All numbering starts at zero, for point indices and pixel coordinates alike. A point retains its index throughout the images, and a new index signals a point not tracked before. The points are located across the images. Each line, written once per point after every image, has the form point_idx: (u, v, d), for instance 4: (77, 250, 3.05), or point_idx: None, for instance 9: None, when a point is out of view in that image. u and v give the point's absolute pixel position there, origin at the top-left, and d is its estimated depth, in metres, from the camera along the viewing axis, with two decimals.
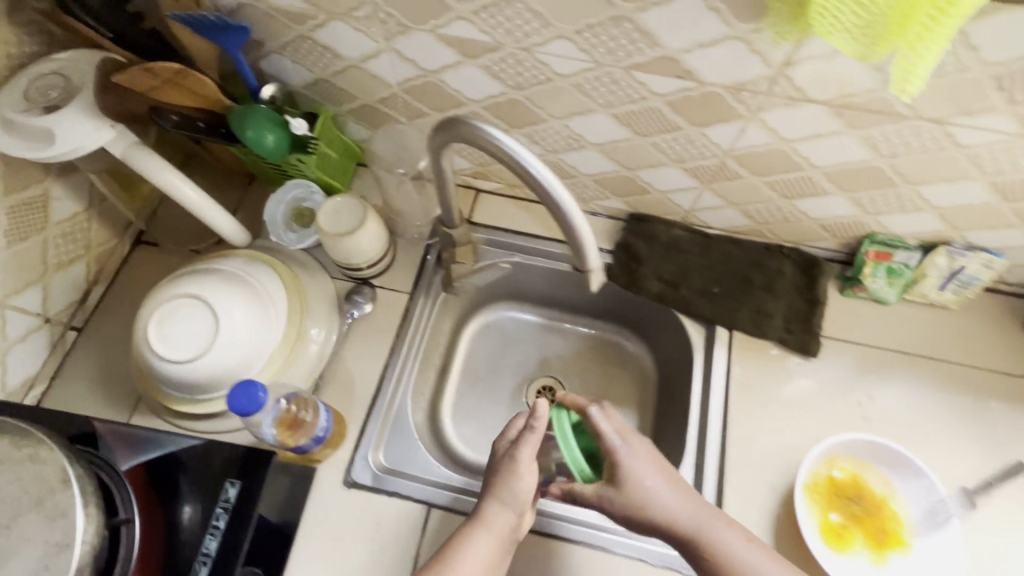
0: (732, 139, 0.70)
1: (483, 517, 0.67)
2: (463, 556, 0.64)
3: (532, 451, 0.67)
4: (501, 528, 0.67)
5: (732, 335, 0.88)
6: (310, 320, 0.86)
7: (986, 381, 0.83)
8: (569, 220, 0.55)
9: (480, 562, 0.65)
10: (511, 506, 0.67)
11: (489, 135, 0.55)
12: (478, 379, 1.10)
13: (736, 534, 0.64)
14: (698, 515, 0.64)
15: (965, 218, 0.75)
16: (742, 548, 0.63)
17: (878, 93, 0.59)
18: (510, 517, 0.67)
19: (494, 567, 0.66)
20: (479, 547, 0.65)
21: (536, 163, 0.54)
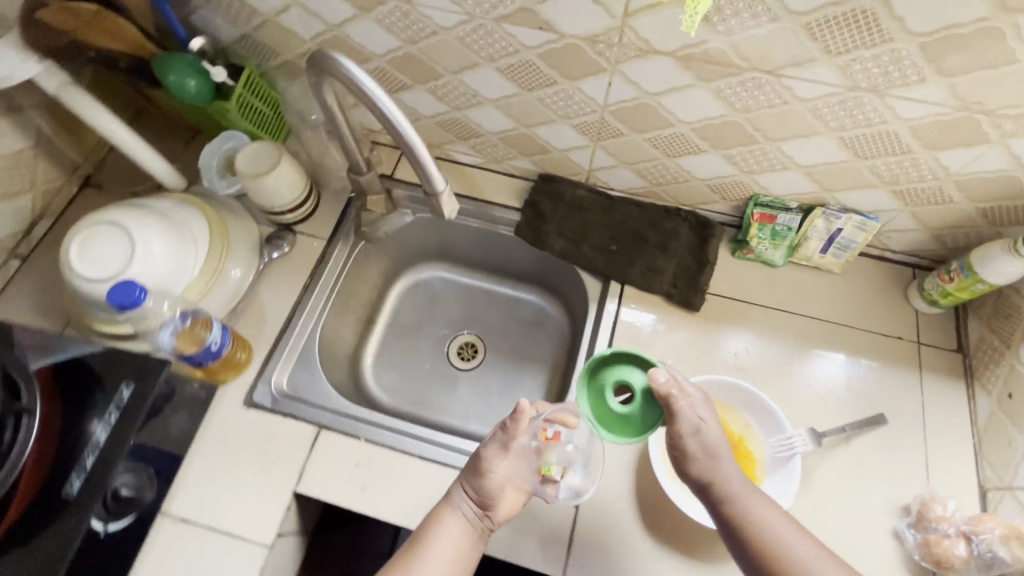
0: (604, 93, 0.76)
1: (452, 503, 0.72)
2: (432, 538, 0.69)
3: (502, 448, 0.70)
4: (468, 514, 0.71)
5: (624, 289, 0.94)
6: (230, 258, 0.90)
7: (854, 339, 0.89)
8: (410, 141, 0.62)
9: (447, 543, 0.69)
10: (477, 495, 0.71)
11: (344, 67, 0.63)
12: (403, 333, 1.15)
13: (771, 508, 0.64)
14: (738, 484, 0.65)
15: (830, 178, 0.79)
16: (779, 524, 0.63)
17: (713, 44, 0.65)
18: (477, 504, 0.71)
19: (463, 550, 0.69)
20: (447, 531, 0.69)
21: (380, 93, 0.62)
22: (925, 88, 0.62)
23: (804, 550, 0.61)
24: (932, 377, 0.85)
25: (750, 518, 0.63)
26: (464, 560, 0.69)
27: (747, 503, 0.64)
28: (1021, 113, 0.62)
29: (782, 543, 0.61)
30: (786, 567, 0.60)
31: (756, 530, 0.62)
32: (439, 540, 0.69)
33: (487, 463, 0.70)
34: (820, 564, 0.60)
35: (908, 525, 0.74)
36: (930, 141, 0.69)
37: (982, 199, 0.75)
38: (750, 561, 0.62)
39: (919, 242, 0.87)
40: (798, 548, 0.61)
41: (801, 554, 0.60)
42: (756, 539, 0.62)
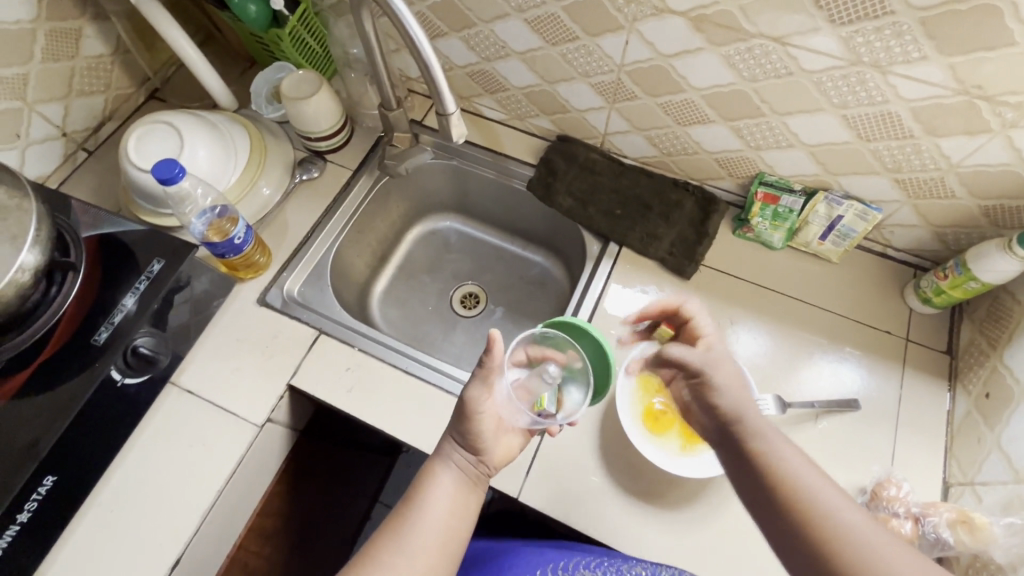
0: (621, 52, 0.81)
1: (444, 455, 0.71)
2: (426, 490, 0.67)
3: (486, 389, 0.70)
4: (459, 464, 0.70)
5: (621, 251, 0.97)
6: (264, 177, 0.99)
7: (842, 328, 0.89)
8: (424, 58, 0.68)
9: (443, 493, 0.67)
10: (466, 441, 0.70)
11: None
12: (413, 275, 1.22)
13: (796, 453, 0.55)
14: (759, 421, 0.58)
15: (834, 160, 0.81)
16: (802, 471, 0.54)
17: (723, 6, 0.68)
18: (469, 453, 0.71)
19: (460, 499, 0.68)
20: (440, 483, 0.68)
21: (406, 12, 0.68)
22: (926, 67, 0.64)
23: (833, 501, 0.51)
24: (915, 374, 0.85)
25: (775, 461, 0.55)
26: (462, 508, 0.67)
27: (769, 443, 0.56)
28: (1020, 101, 0.63)
29: (811, 489, 0.52)
30: (814, 519, 0.51)
31: (781, 477, 0.54)
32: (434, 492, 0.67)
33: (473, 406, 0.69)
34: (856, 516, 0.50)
35: (862, 504, 0.75)
36: (932, 125, 0.70)
37: (984, 195, 0.76)
38: (775, 514, 0.53)
39: (921, 240, 0.87)
40: (826, 499, 0.51)
41: (830, 505, 0.51)
42: (782, 486, 0.53)
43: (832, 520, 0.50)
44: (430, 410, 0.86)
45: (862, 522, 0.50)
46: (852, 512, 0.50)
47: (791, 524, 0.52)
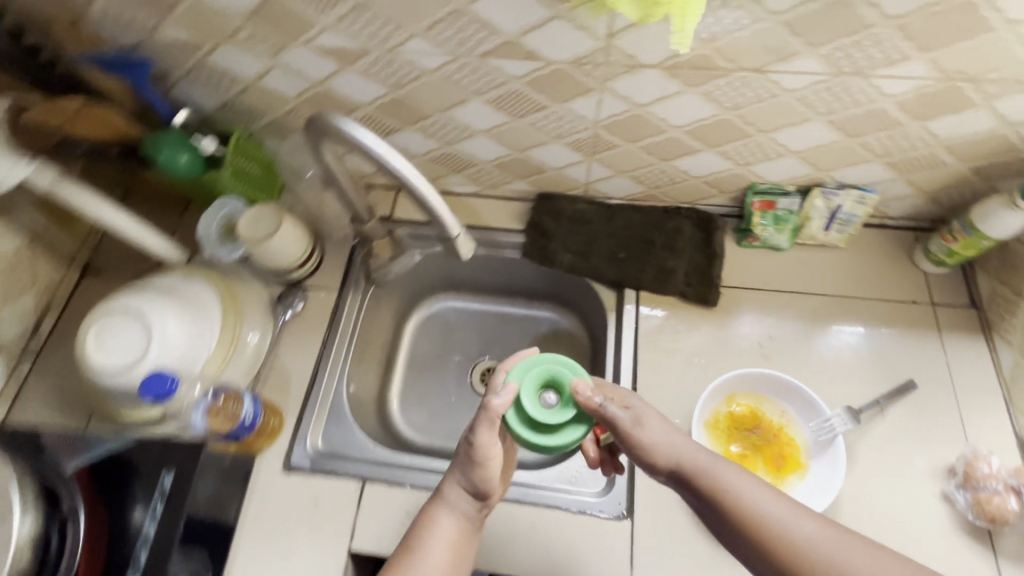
0: (595, 110, 0.77)
1: (444, 499, 0.65)
2: (424, 544, 0.62)
3: (493, 435, 0.62)
4: (462, 509, 0.65)
5: (639, 295, 0.95)
6: (246, 324, 0.91)
7: (872, 309, 0.90)
8: (413, 188, 0.67)
9: (445, 544, 0.63)
10: (472, 487, 0.65)
11: (344, 129, 0.66)
12: (425, 370, 1.14)
13: (743, 477, 0.60)
14: (702, 457, 0.61)
15: (825, 159, 0.81)
16: (748, 487, 0.59)
17: (698, 51, 0.66)
18: (473, 498, 0.66)
19: (459, 547, 0.64)
20: (441, 537, 0.63)
21: (377, 144, 0.65)
22: (908, 65, 0.64)
23: (779, 510, 0.57)
24: (952, 335, 0.86)
25: (731, 493, 0.58)
26: (461, 555, 0.64)
27: (723, 477, 0.59)
28: (1002, 76, 0.64)
29: (768, 514, 0.56)
30: (777, 539, 0.55)
31: (740, 510, 0.57)
32: (433, 550, 0.62)
33: (484, 451, 0.62)
34: (808, 524, 0.56)
35: (957, 486, 0.75)
36: (919, 113, 0.71)
37: (973, 158, 0.77)
38: (737, 537, 0.57)
39: (916, 206, 0.89)
40: (773, 509, 0.57)
41: (779, 515, 0.56)
42: (738, 513, 0.57)
43: (789, 533, 0.55)
44: (508, 531, 0.79)
45: (812, 529, 0.55)
46: (804, 521, 0.56)
47: (755, 543, 0.56)
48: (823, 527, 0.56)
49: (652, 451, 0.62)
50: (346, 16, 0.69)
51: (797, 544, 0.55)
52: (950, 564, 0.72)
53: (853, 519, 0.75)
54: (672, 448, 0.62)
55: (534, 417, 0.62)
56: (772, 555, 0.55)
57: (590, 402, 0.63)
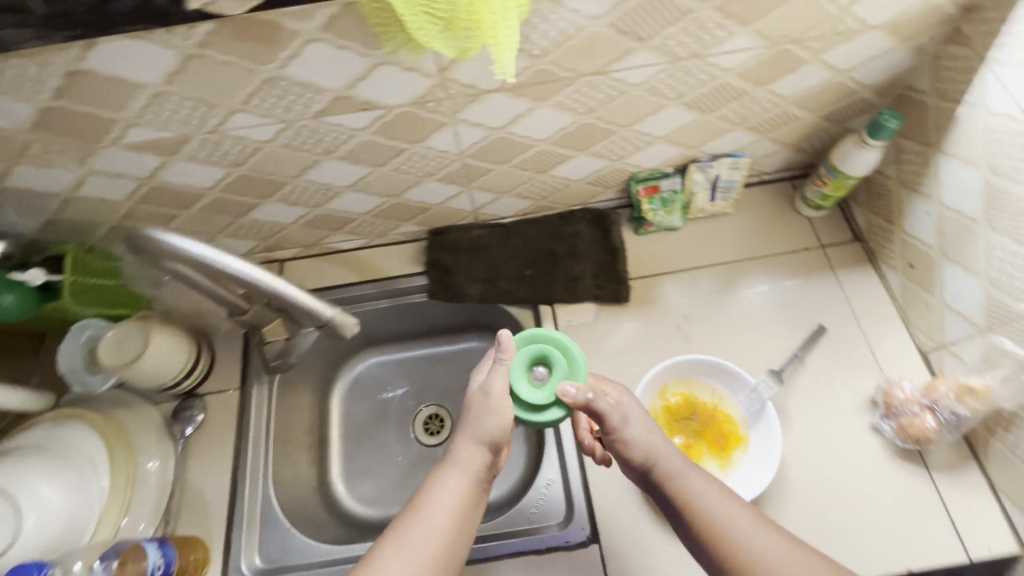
0: (454, 142, 0.74)
1: (453, 458, 0.64)
2: (429, 499, 0.61)
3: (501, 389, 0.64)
4: (474, 468, 0.63)
5: (554, 308, 0.92)
6: (141, 454, 0.82)
7: (771, 265, 0.93)
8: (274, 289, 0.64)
9: (451, 500, 0.61)
10: (485, 444, 0.63)
11: (170, 242, 0.60)
12: (363, 438, 1.07)
13: (709, 486, 0.61)
14: (674, 463, 0.63)
15: (691, 137, 0.82)
16: (715, 497, 0.60)
17: (536, 67, 0.63)
18: (485, 458, 0.63)
19: (467, 507, 0.61)
20: (446, 493, 0.61)
21: (196, 246, 0.60)
22: (737, 40, 0.65)
23: (740, 521, 0.58)
24: (846, 271, 0.90)
25: (695, 500, 0.60)
26: (467, 516, 0.61)
27: (689, 485, 0.61)
28: (822, 32, 0.66)
29: (733, 522, 0.58)
30: (733, 550, 0.56)
31: (706, 516, 0.59)
32: (437, 505, 0.60)
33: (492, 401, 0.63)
34: (770, 539, 0.57)
35: (882, 417, 0.79)
36: (760, 79, 0.72)
37: (821, 107, 0.80)
38: (700, 546, 0.59)
39: (787, 159, 0.92)
40: (733, 520, 0.58)
41: (738, 527, 0.58)
42: (700, 523, 0.59)
43: (746, 545, 0.56)
44: None
45: (770, 544, 0.56)
46: (762, 534, 0.57)
47: (715, 553, 0.57)
48: (781, 538, 0.57)
49: (637, 452, 0.63)
50: (148, 106, 0.61)
51: (751, 556, 0.56)
52: (892, 493, 0.76)
53: (799, 475, 0.77)
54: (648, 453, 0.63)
55: (531, 400, 0.63)
56: (730, 563, 0.56)
57: (579, 401, 0.62)
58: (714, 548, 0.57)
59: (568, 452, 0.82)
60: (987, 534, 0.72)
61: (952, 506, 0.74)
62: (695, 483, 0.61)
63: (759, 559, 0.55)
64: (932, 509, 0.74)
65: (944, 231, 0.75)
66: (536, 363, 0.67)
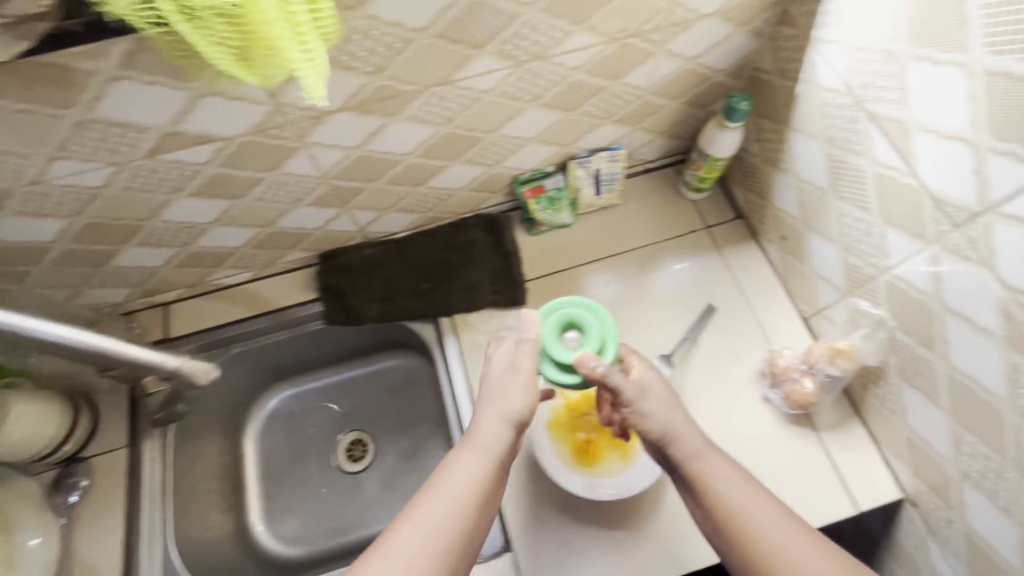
0: (313, 166, 0.71)
1: (471, 438, 0.61)
2: (444, 478, 0.58)
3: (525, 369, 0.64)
4: (490, 448, 0.60)
5: (455, 319, 0.92)
6: (20, 533, 0.74)
7: (662, 250, 0.95)
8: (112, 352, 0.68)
9: (466, 481, 0.58)
10: (505, 422, 0.61)
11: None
12: (283, 474, 1.04)
13: (733, 475, 0.61)
14: (694, 446, 0.62)
15: (561, 135, 0.83)
16: (739, 488, 0.60)
17: (374, 84, 0.62)
18: (505, 437, 0.61)
19: (482, 490, 0.58)
20: (463, 472, 0.58)
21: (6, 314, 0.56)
22: (576, 39, 0.65)
23: (761, 513, 0.58)
24: (731, 248, 0.94)
25: (713, 486, 0.60)
26: (482, 499, 0.58)
27: (709, 470, 0.61)
28: (659, 24, 0.67)
29: (754, 514, 0.58)
30: (750, 539, 0.57)
31: (728, 504, 0.59)
32: (454, 485, 0.58)
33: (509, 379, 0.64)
34: (789, 532, 0.57)
35: (770, 387, 0.82)
36: (612, 74, 0.73)
37: (681, 95, 0.82)
38: (717, 532, 0.60)
39: (663, 145, 0.94)
40: (754, 511, 0.58)
41: (757, 518, 0.58)
42: (719, 510, 0.59)
43: (763, 536, 0.57)
44: None
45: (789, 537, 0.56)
46: (780, 527, 0.57)
47: (731, 540, 0.58)
48: (800, 531, 0.57)
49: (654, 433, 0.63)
50: None
51: (770, 548, 0.56)
52: (784, 458, 0.79)
53: None
54: (666, 433, 0.62)
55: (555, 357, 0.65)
56: (745, 551, 0.57)
57: (592, 374, 0.62)
58: (733, 535, 0.58)
59: None
60: (871, 484, 0.77)
61: (839, 462, 0.78)
62: (720, 470, 0.61)
63: (776, 552, 0.56)
64: (820, 468, 0.78)
65: (803, 203, 0.79)
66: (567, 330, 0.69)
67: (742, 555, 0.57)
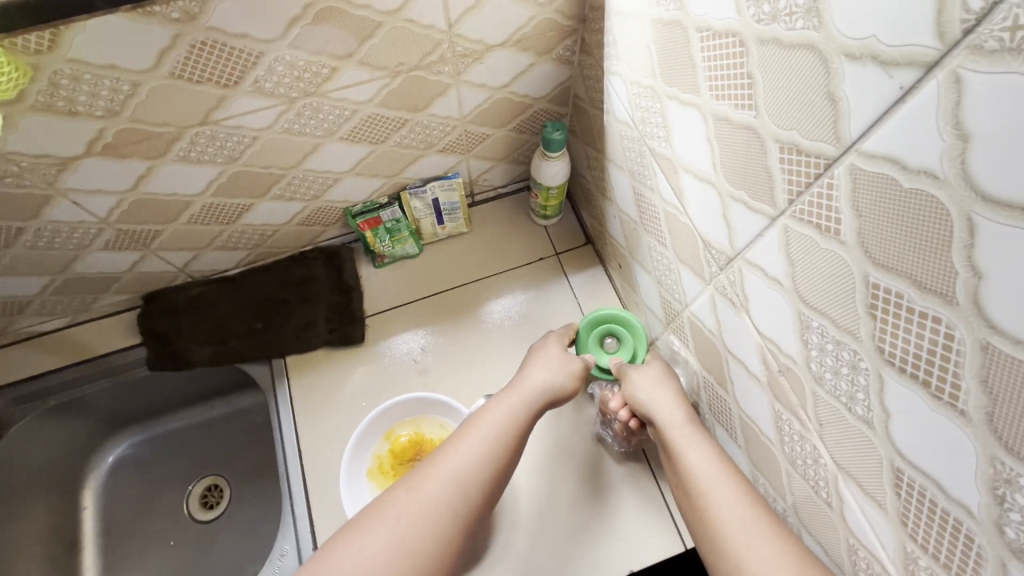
0: (82, 211, 0.66)
1: (512, 388, 0.67)
2: (479, 418, 0.64)
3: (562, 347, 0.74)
4: (529, 396, 0.66)
5: (290, 360, 0.87)
6: None
7: (512, 280, 0.92)
8: None
9: (501, 420, 0.63)
10: (548, 379, 0.68)
11: None
12: (125, 528, 0.96)
13: (708, 455, 0.58)
14: (673, 420, 0.63)
15: (381, 168, 0.79)
16: (710, 464, 0.57)
17: (114, 128, 0.57)
18: (547, 392, 0.67)
19: (518, 429, 0.63)
20: (501, 414, 0.64)
21: None
22: (347, 74, 0.61)
23: (727, 495, 0.54)
24: (580, 276, 0.91)
25: (682, 456, 0.59)
26: (515, 441, 0.62)
27: (681, 442, 0.60)
28: (442, 56, 0.64)
29: (710, 486, 0.55)
30: (705, 508, 0.55)
31: (695, 477, 0.57)
32: (490, 424, 0.62)
33: (550, 352, 0.73)
34: (746, 512, 0.52)
35: (602, 424, 0.78)
36: (410, 106, 0.69)
37: (505, 122, 0.79)
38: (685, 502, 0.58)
39: (508, 171, 0.91)
40: (717, 489, 0.55)
41: (716, 498, 0.54)
42: (686, 482, 0.58)
43: (716, 508, 0.54)
44: None
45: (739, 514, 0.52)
46: (739, 505, 0.53)
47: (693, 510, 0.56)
48: (756, 515, 0.52)
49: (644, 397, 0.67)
50: None
51: (719, 521, 0.53)
52: (612, 499, 0.75)
53: (528, 495, 0.75)
54: (649, 400, 0.66)
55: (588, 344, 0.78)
56: (700, 520, 0.55)
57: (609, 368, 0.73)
58: (693, 506, 0.56)
59: (299, 511, 0.77)
60: None
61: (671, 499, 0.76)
62: (697, 446, 0.59)
63: (722, 523, 0.52)
64: (654, 508, 0.74)
65: (627, 233, 0.77)
66: (606, 338, 0.79)
67: (699, 526, 0.55)
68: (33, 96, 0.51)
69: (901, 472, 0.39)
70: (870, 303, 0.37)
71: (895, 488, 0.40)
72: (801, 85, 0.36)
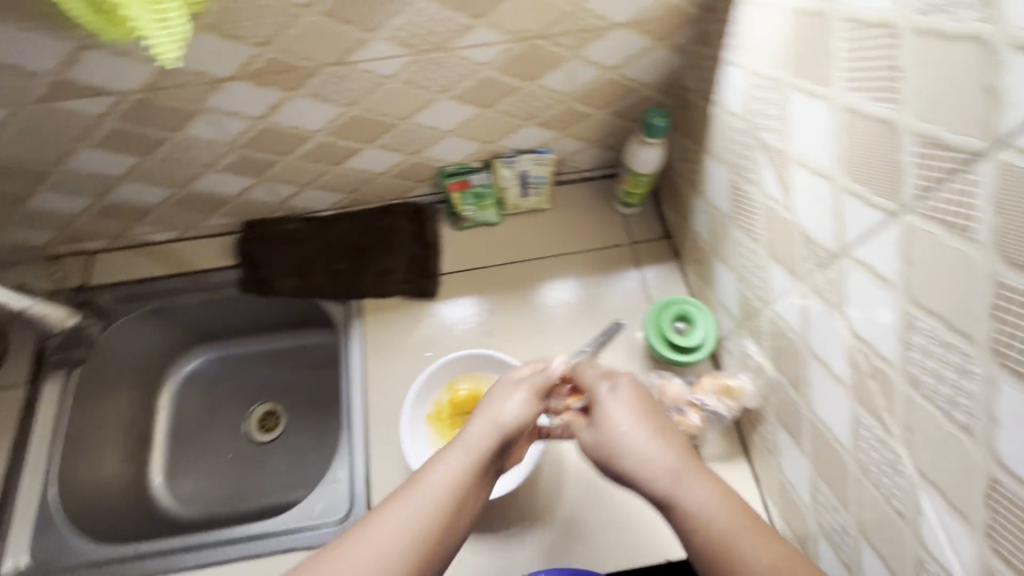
0: (216, 131, 0.73)
1: (460, 440, 0.57)
2: (426, 473, 0.54)
3: (510, 393, 0.62)
4: (477, 451, 0.56)
5: (365, 303, 0.91)
6: None
7: (585, 262, 0.93)
8: None
9: (447, 480, 0.53)
10: (495, 434, 0.57)
11: None
12: (190, 434, 1.04)
13: (721, 513, 0.49)
14: (662, 475, 0.52)
15: (482, 132, 0.82)
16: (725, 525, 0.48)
17: (264, 56, 0.63)
18: (495, 450, 0.57)
19: (465, 491, 0.53)
20: (442, 473, 0.53)
21: None
22: (476, 34, 0.65)
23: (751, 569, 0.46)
24: (653, 269, 0.92)
25: (686, 514, 0.50)
26: (461, 505, 0.52)
27: (680, 496, 0.50)
28: (565, 29, 0.67)
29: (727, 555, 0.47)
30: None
31: (712, 544, 0.48)
32: (436, 479, 0.53)
33: (494, 405, 0.60)
34: None
35: None
36: (524, 74, 0.72)
37: (607, 104, 0.81)
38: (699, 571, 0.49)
39: (598, 154, 0.93)
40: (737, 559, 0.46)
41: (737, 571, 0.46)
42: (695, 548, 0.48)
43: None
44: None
45: None
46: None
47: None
48: None
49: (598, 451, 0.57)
50: None
51: None
52: None
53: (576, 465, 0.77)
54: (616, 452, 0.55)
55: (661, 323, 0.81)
56: None
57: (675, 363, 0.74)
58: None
59: (357, 443, 0.82)
60: None
61: None
62: (704, 502, 0.49)
63: None
64: None
65: (713, 228, 0.77)
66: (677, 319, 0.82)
67: None
68: (207, 16, 0.57)
69: (998, 484, 0.38)
70: (994, 304, 0.36)
71: (986, 499, 0.39)
72: (950, 78, 0.37)
